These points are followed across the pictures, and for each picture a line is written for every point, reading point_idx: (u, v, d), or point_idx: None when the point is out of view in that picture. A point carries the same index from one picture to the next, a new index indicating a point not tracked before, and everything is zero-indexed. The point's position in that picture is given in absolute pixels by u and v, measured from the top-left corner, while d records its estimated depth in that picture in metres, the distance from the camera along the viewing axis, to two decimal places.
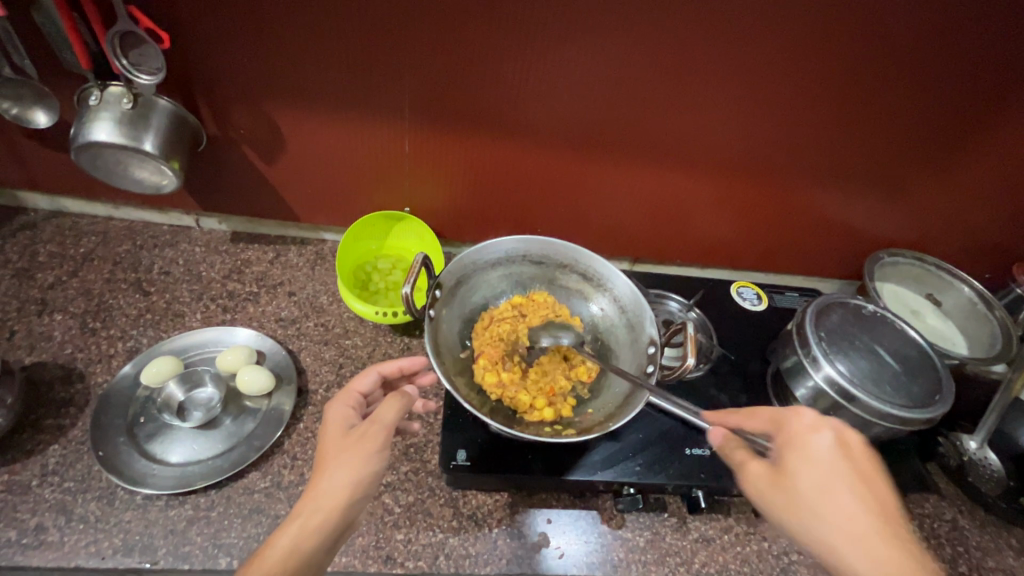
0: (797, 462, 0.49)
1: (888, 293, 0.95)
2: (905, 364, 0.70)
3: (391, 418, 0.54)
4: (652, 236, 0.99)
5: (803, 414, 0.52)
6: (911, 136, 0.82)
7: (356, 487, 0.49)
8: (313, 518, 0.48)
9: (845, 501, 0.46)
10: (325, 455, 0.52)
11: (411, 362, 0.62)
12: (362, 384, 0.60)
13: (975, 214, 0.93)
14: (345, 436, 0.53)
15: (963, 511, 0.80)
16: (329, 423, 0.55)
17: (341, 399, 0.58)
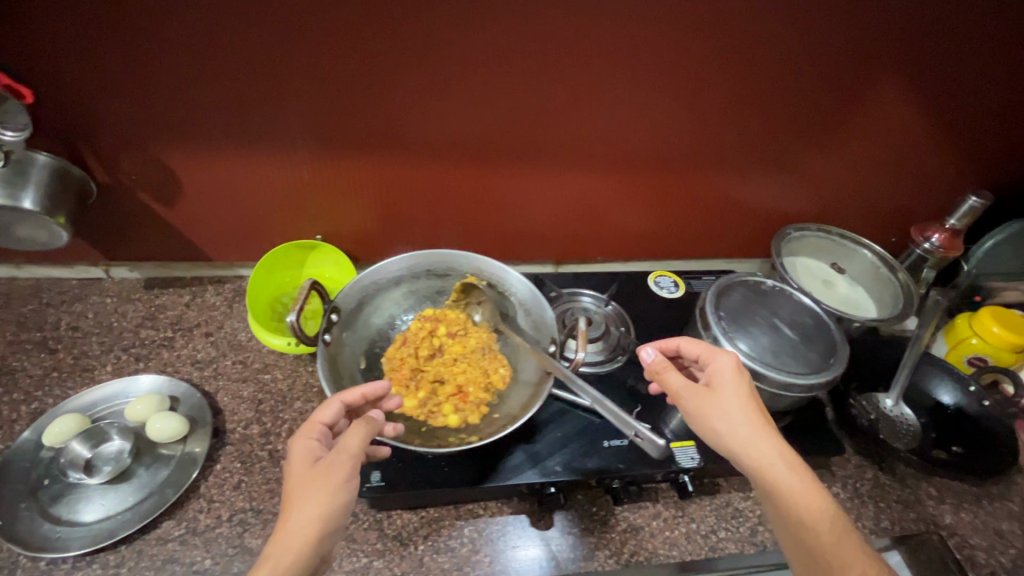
0: (719, 383, 0.60)
1: (800, 266, 0.98)
2: (803, 333, 0.73)
3: (358, 445, 0.50)
4: (571, 235, 1.01)
5: (723, 356, 0.62)
6: (791, 116, 0.86)
7: (326, 522, 0.46)
8: (284, 561, 0.44)
9: (755, 424, 0.56)
10: (289, 494, 0.47)
11: (374, 386, 0.57)
12: (325, 414, 0.54)
13: (869, 181, 0.97)
14: (310, 470, 0.49)
15: (885, 468, 0.83)
16: (291, 461, 0.50)
17: (303, 433, 0.52)
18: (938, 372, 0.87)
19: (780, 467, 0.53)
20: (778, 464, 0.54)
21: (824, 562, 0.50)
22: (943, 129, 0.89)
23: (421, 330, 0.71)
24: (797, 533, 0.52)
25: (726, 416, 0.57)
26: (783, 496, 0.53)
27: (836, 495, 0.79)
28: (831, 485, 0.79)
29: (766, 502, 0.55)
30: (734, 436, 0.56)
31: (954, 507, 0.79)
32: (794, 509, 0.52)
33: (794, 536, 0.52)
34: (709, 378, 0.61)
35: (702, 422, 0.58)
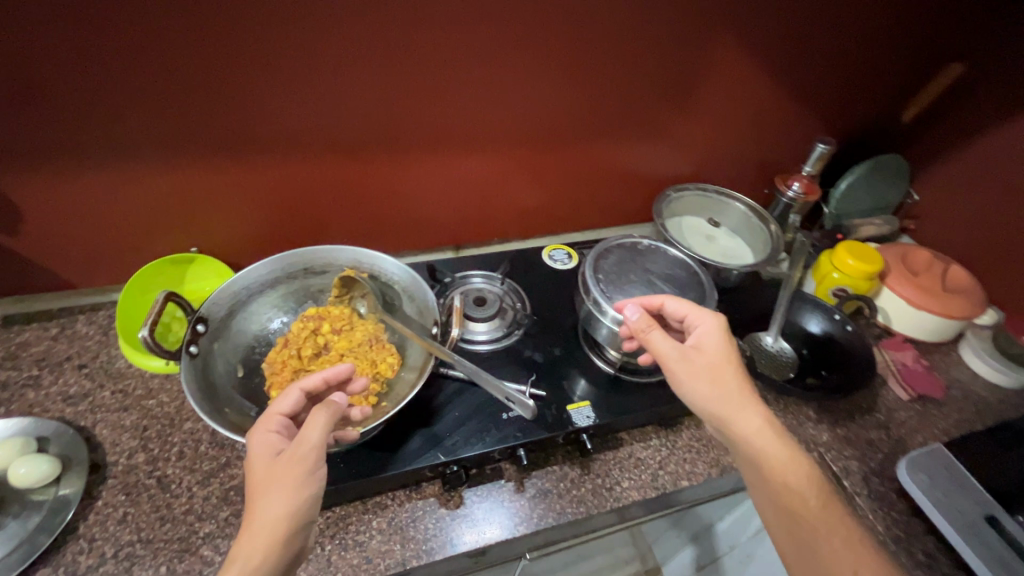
0: (712, 350, 0.62)
1: (683, 225, 1.04)
2: (676, 285, 0.78)
3: (321, 435, 0.50)
4: (465, 220, 1.02)
5: (713, 324, 0.64)
6: (651, 84, 0.90)
7: (293, 516, 0.46)
8: (254, 554, 0.43)
9: (744, 392, 0.59)
10: (252, 489, 0.47)
11: (336, 372, 0.57)
12: (284, 404, 0.54)
13: (734, 139, 1.05)
14: (272, 464, 0.49)
15: (770, 400, 0.89)
16: (253, 454, 0.50)
17: (263, 425, 0.52)
18: (810, 307, 0.96)
19: (768, 431, 0.57)
20: (764, 428, 0.57)
21: (802, 519, 0.53)
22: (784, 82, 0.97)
23: (304, 330, 0.69)
24: (784, 493, 0.54)
25: (718, 383, 0.59)
26: (774, 457, 0.55)
27: None
28: None
29: (749, 465, 0.56)
30: (731, 398, 0.58)
31: (831, 424, 0.87)
32: (781, 471, 0.55)
33: (781, 496, 0.54)
34: (696, 342, 0.63)
35: (698, 385, 0.59)
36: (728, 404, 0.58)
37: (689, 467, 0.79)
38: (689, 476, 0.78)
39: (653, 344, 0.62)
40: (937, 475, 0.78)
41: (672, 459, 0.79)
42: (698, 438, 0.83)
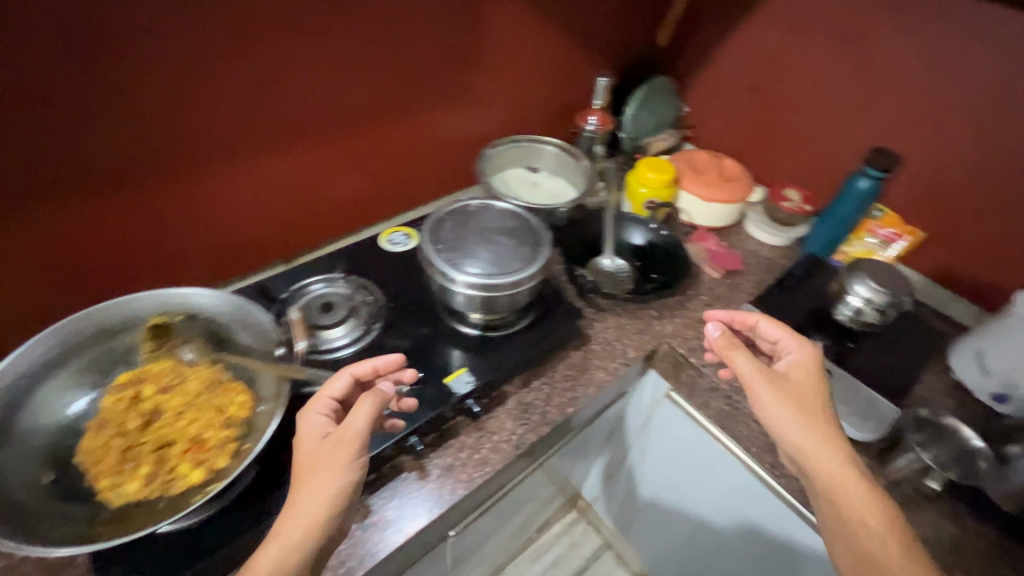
0: (806, 389, 0.70)
1: (506, 179, 1.10)
2: (512, 233, 0.81)
3: (361, 423, 0.58)
4: (286, 226, 0.94)
5: (807, 355, 0.74)
6: (433, 45, 0.90)
7: (333, 497, 0.55)
8: (294, 535, 0.53)
9: (828, 425, 0.67)
10: (304, 464, 0.58)
11: (381, 363, 0.65)
12: (333, 392, 0.63)
13: (529, 87, 1.10)
14: (321, 445, 0.58)
15: (621, 312, 1.00)
16: (305, 434, 0.60)
17: (314, 409, 0.62)
18: (631, 223, 1.08)
19: (848, 468, 0.64)
20: (845, 467, 0.64)
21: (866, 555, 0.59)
22: (560, 27, 1.05)
23: (123, 405, 0.60)
24: (858, 515, 0.62)
25: (801, 413, 0.68)
26: (851, 484, 0.63)
27: (595, 350, 0.93)
28: (589, 345, 0.93)
29: (822, 488, 0.65)
30: (819, 431, 0.66)
31: (670, 316, 1.01)
32: (858, 513, 0.62)
33: (855, 516, 0.62)
34: (786, 368, 0.74)
35: (788, 420, 0.67)
36: (805, 434, 0.66)
37: (571, 394, 0.85)
38: (573, 402, 0.84)
39: (743, 373, 0.71)
40: None
41: (554, 393, 0.85)
42: (571, 366, 0.90)
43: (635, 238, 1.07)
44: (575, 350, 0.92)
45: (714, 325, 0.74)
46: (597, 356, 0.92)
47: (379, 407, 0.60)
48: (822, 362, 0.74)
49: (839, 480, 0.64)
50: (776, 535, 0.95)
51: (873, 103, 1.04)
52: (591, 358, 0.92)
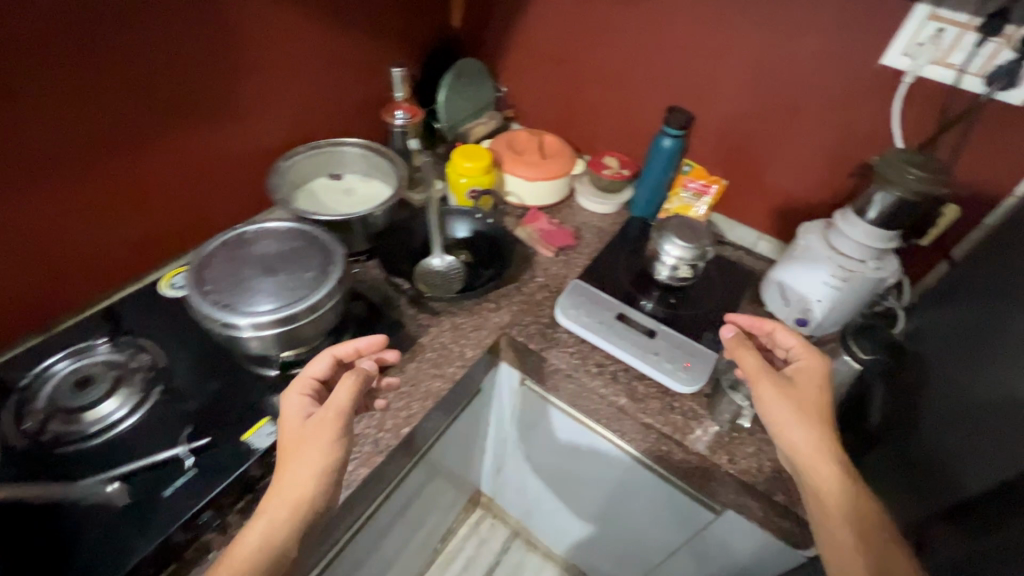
0: (810, 394, 0.72)
1: (309, 194, 1.00)
2: (294, 254, 0.73)
3: (345, 400, 0.66)
4: (31, 292, 0.78)
5: (820, 360, 0.74)
6: (173, 52, 0.77)
7: (320, 472, 0.62)
8: (282, 511, 0.60)
9: (824, 433, 0.69)
10: (292, 438, 0.65)
11: (365, 345, 0.73)
12: (315, 373, 0.70)
13: (317, 86, 1.00)
14: (305, 424, 0.65)
15: (457, 311, 0.96)
16: (292, 410, 0.67)
17: (299, 389, 0.69)
18: (456, 216, 1.05)
19: (839, 475, 0.66)
20: (835, 474, 0.66)
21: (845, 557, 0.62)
22: (338, 19, 0.96)
23: None
24: (855, 517, 0.64)
25: (799, 420, 0.70)
26: (849, 488, 0.66)
27: (430, 358, 0.88)
28: (424, 354, 0.89)
29: (810, 488, 0.68)
30: (821, 436, 0.69)
31: (508, 305, 0.99)
32: (838, 514, 0.64)
33: (846, 518, 0.64)
34: (794, 373, 0.75)
35: (792, 425, 0.70)
36: (804, 439, 0.69)
37: (405, 412, 0.81)
38: (407, 421, 0.80)
39: (753, 374, 0.73)
40: (581, 304, 0.95)
41: (387, 416, 0.80)
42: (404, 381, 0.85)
43: (458, 232, 1.05)
44: (408, 363, 0.87)
45: (727, 328, 0.78)
46: (432, 364, 0.88)
47: (360, 388, 0.68)
48: (823, 368, 0.74)
49: (828, 484, 0.66)
50: (640, 489, 1.00)
51: (660, 65, 1.08)
52: (426, 367, 0.87)
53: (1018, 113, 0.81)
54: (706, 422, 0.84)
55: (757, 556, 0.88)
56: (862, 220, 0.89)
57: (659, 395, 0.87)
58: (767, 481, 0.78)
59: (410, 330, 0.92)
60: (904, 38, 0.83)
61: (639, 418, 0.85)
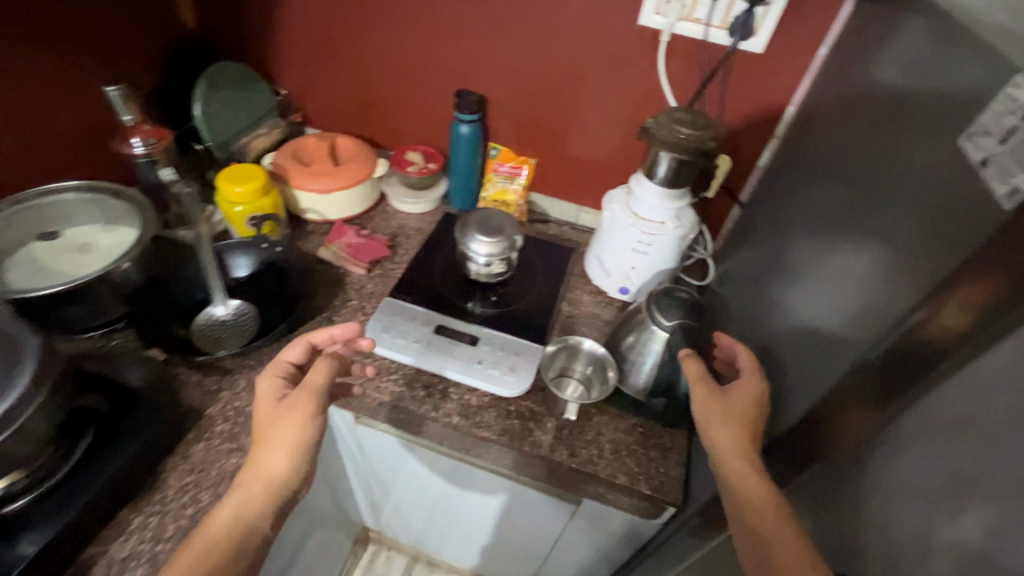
0: (740, 404, 0.64)
1: (20, 270, 0.78)
2: None
3: (319, 380, 0.68)
4: None
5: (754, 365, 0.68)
6: None
7: (294, 449, 0.63)
8: (257, 486, 0.60)
9: (736, 430, 0.61)
10: (265, 419, 0.65)
11: (338, 330, 0.75)
12: (288, 357, 0.72)
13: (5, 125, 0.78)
14: (277, 406, 0.66)
15: (254, 364, 0.82)
16: (262, 394, 0.68)
17: (271, 372, 0.70)
18: (236, 251, 0.89)
19: (750, 471, 0.56)
20: (743, 470, 0.57)
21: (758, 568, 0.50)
22: (20, 36, 0.75)
23: None
24: (739, 503, 0.54)
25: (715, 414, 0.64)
26: (747, 479, 0.56)
27: (221, 432, 0.75)
28: (213, 429, 0.75)
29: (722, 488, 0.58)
30: (743, 437, 0.61)
31: None
32: (745, 514, 0.53)
33: (735, 505, 0.55)
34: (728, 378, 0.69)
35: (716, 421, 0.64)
36: (715, 434, 0.63)
37: (193, 508, 0.67)
38: (196, 519, 0.66)
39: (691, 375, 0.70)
40: (395, 324, 0.87)
41: (167, 521, 0.66)
42: (190, 470, 0.70)
43: (239, 271, 0.90)
44: (194, 446, 0.73)
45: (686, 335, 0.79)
46: (225, 438, 0.74)
47: (333, 371, 0.70)
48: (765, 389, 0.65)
49: (738, 481, 0.57)
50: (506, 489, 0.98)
51: (439, 48, 1.00)
52: (217, 443, 0.73)
53: (761, 61, 0.86)
54: (544, 420, 0.81)
55: (621, 532, 0.88)
56: (653, 183, 0.89)
57: (492, 404, 0.82)
58: (608, 466, 0.77)
59: (192, 405, 0.76)
60: None
61: (475, 434, 0.79)
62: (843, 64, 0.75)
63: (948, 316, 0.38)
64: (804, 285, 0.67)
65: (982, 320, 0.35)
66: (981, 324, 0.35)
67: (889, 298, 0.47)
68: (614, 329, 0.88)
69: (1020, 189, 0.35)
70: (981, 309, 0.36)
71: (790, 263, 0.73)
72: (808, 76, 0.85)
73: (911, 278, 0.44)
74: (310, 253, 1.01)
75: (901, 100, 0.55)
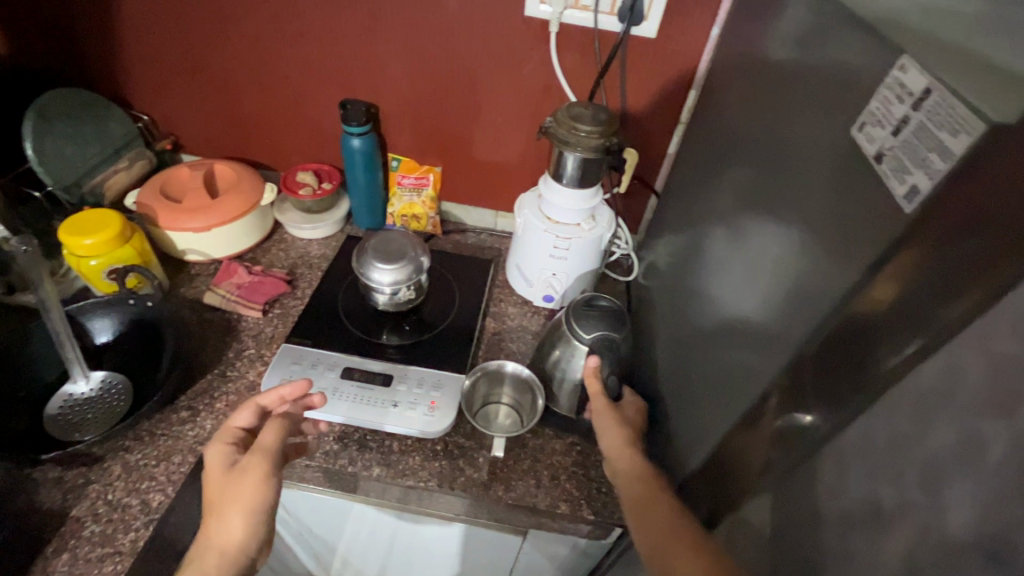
0: (633, 425, 0.67)
1: None
2: None
3: (270, 442, 0.57)
4: None
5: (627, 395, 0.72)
6: None
7: (252, 518, 0.52)
8: (208, 560, 0.49)
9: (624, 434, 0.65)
10: (213, 492, 0.53)
11: (291, 388, 0.64)
12: (240, 420, 0.61)
13: None
14: (226, 473, 0.55)
15: (131, 444, 0.71)
16: (208, 463, 0.56)
17: (220, 438, 0.59)
18: (96, 313, 0.77)
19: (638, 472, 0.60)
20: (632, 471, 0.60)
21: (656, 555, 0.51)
22: None
23: None
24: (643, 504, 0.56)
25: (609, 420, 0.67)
26: (642, 478, 0.59)
27: (90, 536, 0.63)
28: (80, 533, 0.63)
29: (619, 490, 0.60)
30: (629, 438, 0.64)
31: (208, 405, 0.76)
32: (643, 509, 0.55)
33: (636, 505, 0.56)
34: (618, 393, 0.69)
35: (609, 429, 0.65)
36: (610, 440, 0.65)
37: None
38: None
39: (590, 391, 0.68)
40: (295, 373, 0.78)
41: None
42: None
43: (102, 335, 0.77)
44: (56, 559, 0.61)
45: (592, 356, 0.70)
46: (95, 543, 0.62)
47: (286, 432, 0.59)
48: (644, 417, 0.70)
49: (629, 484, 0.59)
50: (448, 543, 0.88)
51: (314, 55, 0.90)
52: (85, 550, 0.62)
53: (655, 45, 0.82)
54: (475, 454, 0.75)
55: (574, 559, 0.83)
56: (559, 184, 0.83)
57: (416, 446, 0.75)
58: (547, 496, 0.72)
59: (51, 508, 0.64)
60: None
61: (400, 484, 0.72)
62: (734, 43, 0.72)
63: (864, 330, 0.34)
64: (720, 281, 0.63)
65: (890, 335, 0.32)
66: (889, 340, 0.32)
67: (797, 301, 0.43)
68: (539, 345, 0.82)
69: (919, 189, 0.31)
70: (890, 322, 0.32)
71: (706, 257, 0.70)
72: (705, 57, 0.81)
73: (817, 282, 0.41)
74: (194, 301, 0.89)
75: (792, 81, 0.52)
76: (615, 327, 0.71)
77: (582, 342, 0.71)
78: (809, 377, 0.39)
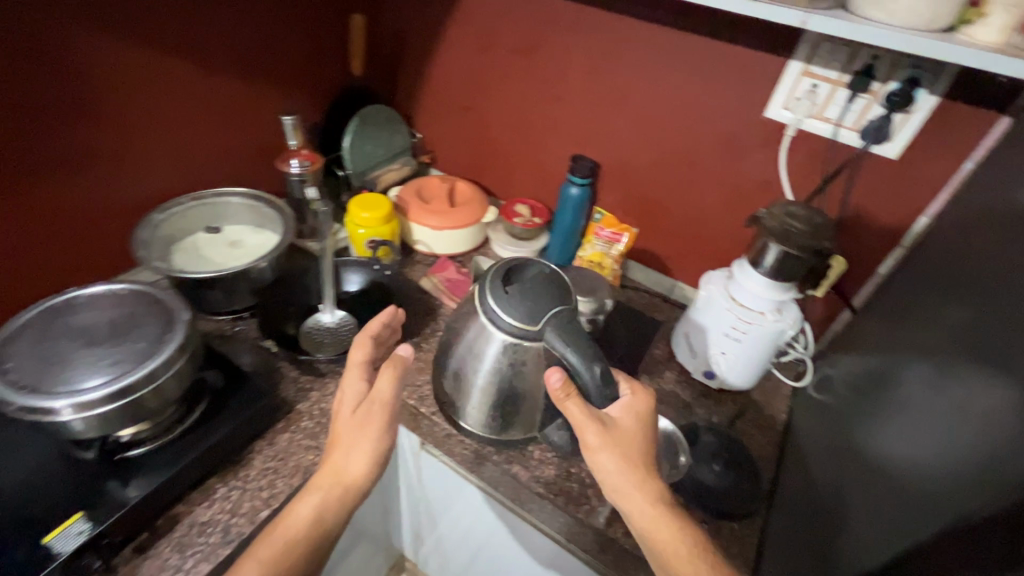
0: (641, 446, 0.62)
1: (189, 256, 0.92)
2: (128, 319, 0.67)
3: (387, 391, 0.67)
4: None
5: (633, 398, 0.65)
6: (28, 102, 0.73)
7: (371, 457, 0.66)
8: (334, 488, 0.64)
9: (617, 471, 0.60)
10: (339, 434, 0.67)
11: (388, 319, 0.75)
12: (358, 356, 0.72)
13: (204, 139, 0.98)
14: (352, 416, 0.67)
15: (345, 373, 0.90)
16: (340, 400, 0.69)
17: (348, 378, 0.70)
18: (352, 268, 0.99)
19: (643, 499, 0.59)
20: (643, 509, 0.58)
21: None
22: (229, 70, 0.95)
23: None
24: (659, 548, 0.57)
25: (600, 454, 0.61)
26: (659, 515, 0.57)
27: (304, 428, 0.81)
28: (298, 423, 0.82)
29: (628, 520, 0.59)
30: (633, 467, 0.60)
31: None
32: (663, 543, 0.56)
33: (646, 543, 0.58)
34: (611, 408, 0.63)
35: (616, 469, 0.60)
36: (605, 475, 0.61)
37: (265, 493, 0.73)
38: (267, 503, 0.72)
39: (575, 420, 0.62)
40: None
41: (244, 500, 0.72)
42: (273, 455, 0.77)
43: (349, 286, 1.00)
44: (280, 435, 0.80)
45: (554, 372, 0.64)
46: (306, 435, 0.80)
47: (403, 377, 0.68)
48: (652, 402, 0.66)
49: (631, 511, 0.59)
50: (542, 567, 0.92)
51: (562, 116, 1.09)
52: (298, 438, 0.80)
53: (894, 168, 0.82)
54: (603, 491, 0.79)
55: None
56: (756, 272, 0.87)
57: (553, 461, 0.82)
58: None
59: (287, 397, 0.84)
60: (784, 93, 0.85)
61: (531, 487, 0.79)
62: (987, 183, 0.70)
63: None
64: (910, 409, 0.61)
65: None
66: None
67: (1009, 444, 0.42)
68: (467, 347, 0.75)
69: None
70: None
71: (900, 382, 0.67)
72: (949, 188, 0.79)
73: None
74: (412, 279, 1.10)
75: None
76: (559, 296, 0.68)
77: (528, 330, 0.68)
78: (1003, 518, 0.38)
